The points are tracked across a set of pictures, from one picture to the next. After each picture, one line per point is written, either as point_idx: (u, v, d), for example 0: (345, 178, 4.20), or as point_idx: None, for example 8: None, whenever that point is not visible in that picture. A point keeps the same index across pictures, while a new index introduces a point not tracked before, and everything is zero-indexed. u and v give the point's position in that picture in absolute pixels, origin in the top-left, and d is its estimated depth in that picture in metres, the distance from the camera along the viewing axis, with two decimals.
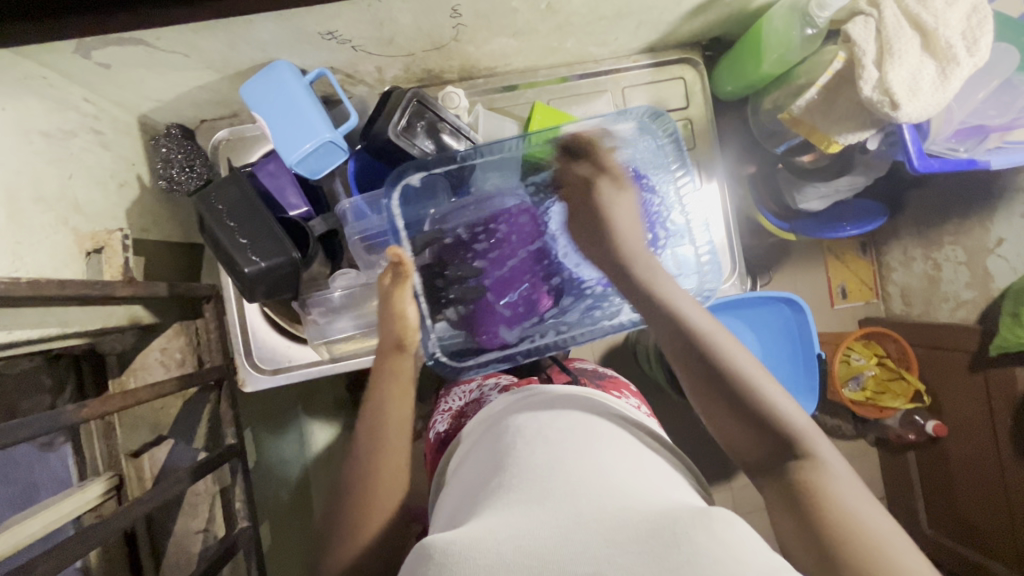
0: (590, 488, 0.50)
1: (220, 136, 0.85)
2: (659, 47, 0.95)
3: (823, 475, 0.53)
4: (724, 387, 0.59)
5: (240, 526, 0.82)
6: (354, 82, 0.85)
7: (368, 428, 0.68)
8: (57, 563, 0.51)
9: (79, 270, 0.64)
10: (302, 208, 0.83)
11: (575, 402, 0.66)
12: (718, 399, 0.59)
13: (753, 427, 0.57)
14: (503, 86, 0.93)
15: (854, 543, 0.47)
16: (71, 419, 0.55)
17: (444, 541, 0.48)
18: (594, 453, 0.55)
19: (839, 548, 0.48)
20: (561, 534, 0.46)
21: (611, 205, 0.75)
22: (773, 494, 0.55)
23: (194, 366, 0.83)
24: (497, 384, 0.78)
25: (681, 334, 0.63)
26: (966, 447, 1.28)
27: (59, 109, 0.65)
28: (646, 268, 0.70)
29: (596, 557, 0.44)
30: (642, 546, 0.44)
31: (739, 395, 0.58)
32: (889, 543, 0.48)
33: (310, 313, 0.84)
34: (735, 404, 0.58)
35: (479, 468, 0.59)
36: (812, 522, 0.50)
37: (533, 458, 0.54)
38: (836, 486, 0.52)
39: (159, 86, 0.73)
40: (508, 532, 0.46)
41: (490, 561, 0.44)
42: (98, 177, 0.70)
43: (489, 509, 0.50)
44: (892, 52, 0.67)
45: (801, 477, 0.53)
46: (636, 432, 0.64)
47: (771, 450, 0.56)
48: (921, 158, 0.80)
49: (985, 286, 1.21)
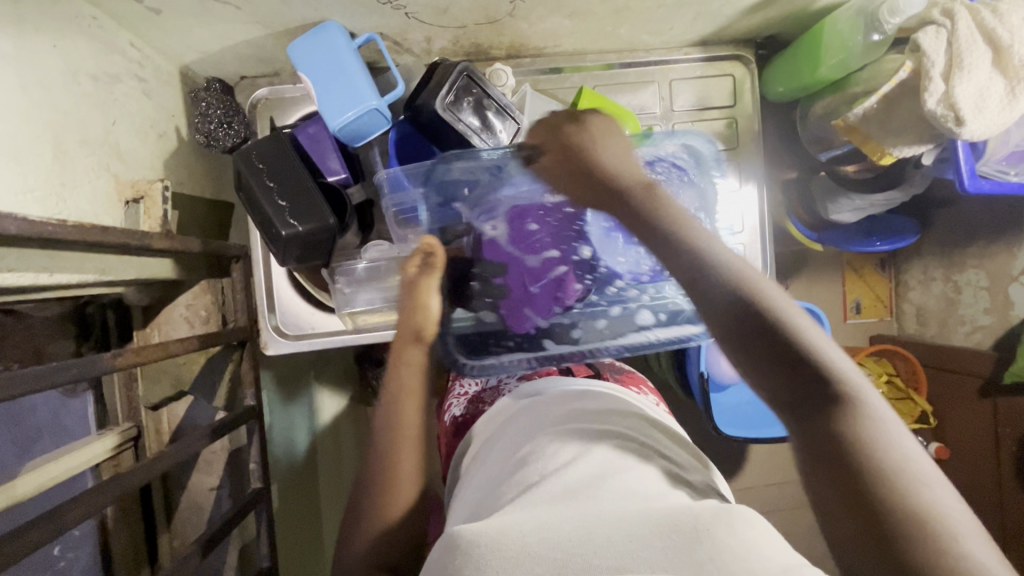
0: (615, 493, 0.49)
1: (260, 94, 0.83)
2: (710, 41, 0.92)
3: (870, 427, 0.45)
4: (766, 335, 0.49)
5: (252, 487, 0.82)
6: (400, 51, 0.83)
7: (386, 411, 0.68)
8: (84, 510, 0.50)
9: (118, 219, 0.63)
10: (341, 174, 0.80)
11: (601, 402, 0.66)
12: (734, 325, 0.51)
13: (782, 365, 0.49)
14: (549, 68, 0.92)
15: (905, 514, 0.40)
16: (107, 365, 0.54)
17: (471, 533, 0.47)
18: (619, 455, 0.55)
19: (891, 519, 0.40)
20: (584, 529, 0.45)
21: (597, 147, 0.64)
22: (812, 455, 0.46)
23: (220, 325, 0.82)
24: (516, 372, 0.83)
25: (711, 278, 0.53)
26: (968, 472, 1.28)
27: (107, 51, 0.63)
28: (646, 194, 0.60)
29: (622, 551, 0.42)
30: (669, 543, 0.42)
31: (763, 321, 0.50)
32: (939, 510, 0.40)
33: (337, 282, 0.81)
34: (761, 332, 0.50)
35: (502, 462, 0.60)
36: (855, 485, 0.43)
37: (561, 454, 0.55)
38: (881, 435, 0.44)
39: (207, 37, 0.72)
40: (533, 524, 0.46)
41: (516, 552, 0.44)
42: (139, 126, 0.69)
43: (513, 505, 0.50)
44: (962, 66, 0.66)
45: (841, 431, 0.45)
46: (662, 435, 0.63)
47: (805, 390, 0.47)
48: (972, 178, 0.78)
49: (1004, 313, 1.21)
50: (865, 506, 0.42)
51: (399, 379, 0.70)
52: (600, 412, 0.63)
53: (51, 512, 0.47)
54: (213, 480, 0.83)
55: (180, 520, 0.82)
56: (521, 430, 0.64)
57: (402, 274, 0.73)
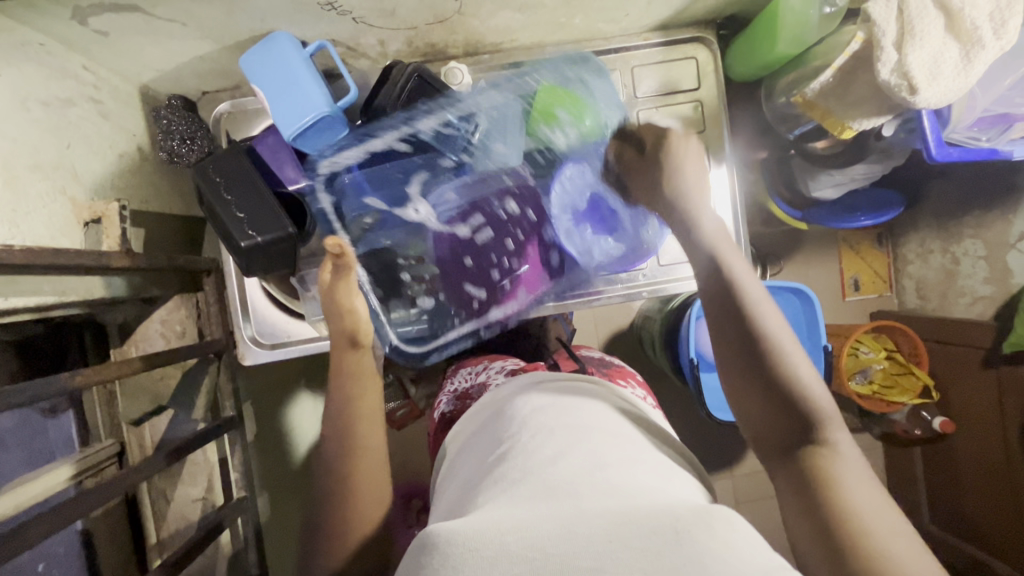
0: (594, 489, 0.49)
1: (221, 109, 0.84)
2: (672, 25, 0.91)
3: (839, 464, 0.54)
4: (769, 389, 0.59)
5: (236, 496, 0.84)
6: (356, 56, 0.83)
7: (337, 423, 0.68)
8: (48, 528, 0.51)
9: (76, 240, 0.65)
10: (301, 182, 0.80)
11: (586, 397, 0.66)
12: (738, 369, 0.61)
13: (774, 405, 0.59)
14: (509, 63, 0.90)
15: (859, 539, 0.48)
16: (67, 385, 0.55)
17: (449, 531, 0.47)
18: (600, 451, 0.55)
19: (846, 539, 0.49)
20: (564, 527, 0.45)
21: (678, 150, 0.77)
22: (790, 480, 0.55)
23: (195, 338, 0.83)
24: (503, 367, 0.80)
25: (750, 335, 0.61)
26: (973, 445, 1.26)
27: (58, 77, 0.65)
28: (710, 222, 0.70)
29: (599, 552, 0.43)
30: (650, 543, 0.43)
31: (764, 370, 0.60)
32: (891, 540, 0.48)
33: (309, 290, 0.81)
34: (758, 376, 0.60)
35: (482, 459, 0.60)
36: (820, 503, 0.52)
37: (541, 450, 0.55)
38: (846, 477, 0.53)
39: (160, 56, 0.72)
40: (511, 523, 0.46)
41: (494, 552, 0.44)
42: (97, 147, 0.70)
43: (492, 503, 0.50)
44: (914, 33, 0.64)
45: (817, 465, 0.55)
46: (641, 432, 0.63)
47: (787, 427, 0.58)
48: (940, 146, 0.77)
49: (1005, 282, 1.18)
50: (828, 531, 0.50)
51: (347, 394, 0.70)
52: (580, 405, 0.63)
53: (13, 532, 0.48)
54: (198, 490, 0.85)
55: (169, 531, 0.84)
56: (503, 421, 0.64)
57: (319, 279, 0.72)
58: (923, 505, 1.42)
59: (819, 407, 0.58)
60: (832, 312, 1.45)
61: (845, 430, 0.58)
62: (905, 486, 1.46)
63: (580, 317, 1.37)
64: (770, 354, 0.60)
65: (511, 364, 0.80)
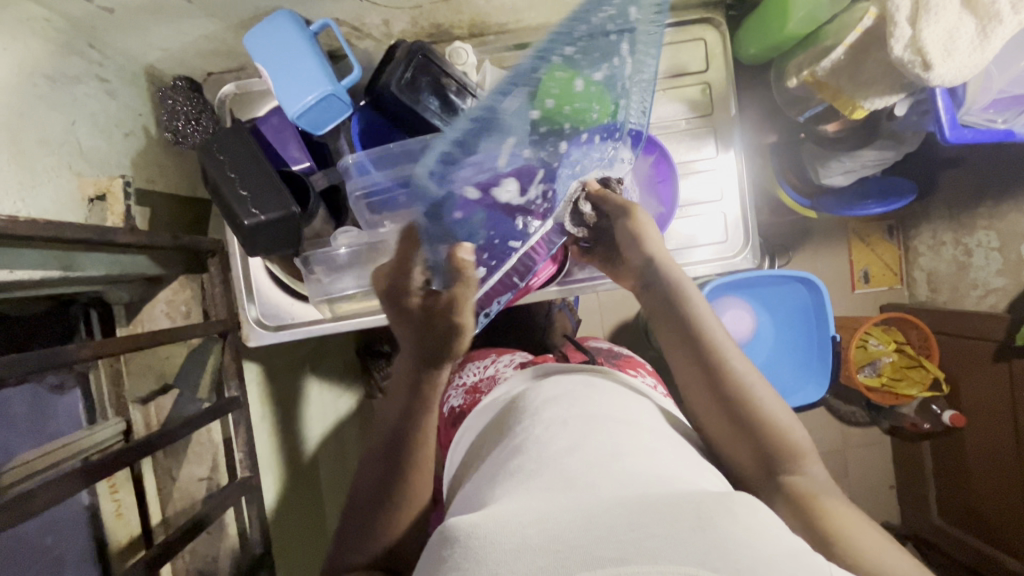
0: (613, 480, 0.49)
1: (226, 90, 0.83)
2: (679, 6, 0.90)
3: (812, 485, 0.64)
4: (739, 421, 0.66)
5: (241, 476, 0.84)
6: (360, 36, 0.82)
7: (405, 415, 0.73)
8: (50, 498, 0.52)
9: (81, 216, 0.64)
10: (304, 162, 0.82)
11: (600, 391, 0.66)
12: (712, 408, 0.68)
13: (747, 439, 0.66)
14: (515, 44, 0.88)
15: (850, 544, 0.57)
16: (70, 357, 0.56)
17: (468, 523, 0.47)
18: (615, 446, 0.54)
19: (840, 545, 0.57)
20: (585, 519, 0.44)
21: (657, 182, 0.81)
22: (777, 504, 0.63)
23: (200, 318, 0.84)
24: (511, 360, 0.87)
25: (715, 374, 0.69)
26: (984, 439, 1.24)
27: (63, 53, 0.64)
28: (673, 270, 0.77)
29: (623, 541, 0.41)
30: (673, 530, 0.42)
31: (736, 405, 0.67)
32: (878, 547, 0.57)
33: (314, 270, 0.80)
34: (729, 409, 0.67)
35: (496, 453, 0.60)
36: (812, 524, 0.59)
37: (558, 444, 0.55)
38: (819, 493, 0.63)
39: (165, 34, 0.72)
40: (532, 516, 0.45)
41: (514, 543, 0.43)
42: (102, 125, 0.70)
43: (510, 496, 0.49)
44: (928, 7, 0.63)
45: (797, 490, 0.63)
46: (655, 423, 0.63)
47: (762, 459, 0.65)
48: (954, 127, 0.76)
49: (1018, 274, 1.16)
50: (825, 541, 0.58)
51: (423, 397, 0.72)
52: (592, 397, 0.63)
53: (17, 499, 0.49)
54: (202, 470, 0.86)
55: (176, 510, 0.85)
56: (513, 416, 0.64)
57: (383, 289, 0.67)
58: (930, 499, 1.41)
59: (791, 434, 0.66)
60: (841, 304, 1.44)
61: (816, 457, 0.67)
62: (913, 480, 1.45)
63: (586, 307, 1.37)
64: (736, 389, 0.68)
65: (519, 357, 0.88)
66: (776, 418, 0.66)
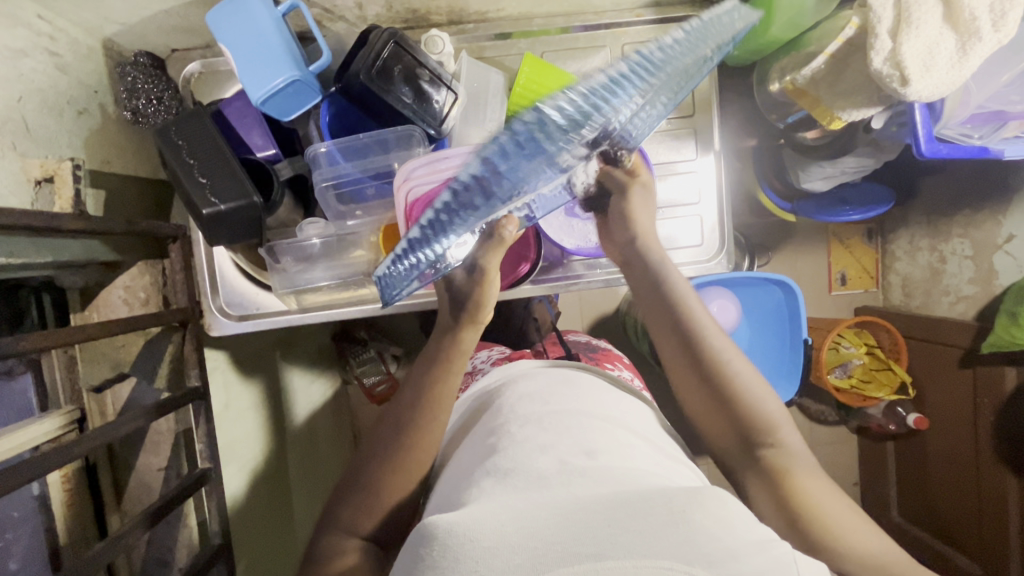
0: (587, 479, 0.49)
1: (192, 68, 0.80)
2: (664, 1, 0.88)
3: (788, 460, 0.63)
4: (713, 391, 0.66)
5: (201, 466, 0.83)
6: (332, 18, 0.79)
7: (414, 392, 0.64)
8: None
9: (26, 199, 0.61)
10: (268, 150, 0.79)
11: (577, 386, 0.65)
12: (691, 378, 0.67)
13: (720, 413, 0.66)
14: (495, 34, 0.86)
15: (824, 532, 0.58)
16: (9, 350, 0.53)
17: (446, 521, 0.45)
18: (588, 444, 0.53)
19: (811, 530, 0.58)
20: (562, 517, 0.43)
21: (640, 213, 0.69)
22: (752, 481, 0.64)
23: (160, 306, 0.82)
24: (489, 356, 0.86)
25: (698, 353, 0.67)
26: (945, 444, 1.27)
27: (10, 24, 0.61)
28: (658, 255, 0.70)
29: (599, 535, 0.41)
30: (646, 523, 0.42)
31: (714, 380, 0.66)
32: (852, 537, 0.58)
33: (281, 261, 0.76)
34: (707, 385, 0.66)
35: (473, 448, 0.59)
36: (779, 496, 0.61)
37: (532, 440, 0.54)
38: (797, 470, 0.62)
39: (123, 8, 0.68)
40: (511, 514, 0.44)
41: (494, 542, 0.42)
42: (52, 102, 0.67)
43: (485, 496, 0.48)
44: (910, 21, 0.62)
45: (773, 466, 0.63)
46: (637, 420, 0.63)
47: (741, 438, 0.65)
48: (930, 142, 0.74)
49: (988, 282, 1.18)
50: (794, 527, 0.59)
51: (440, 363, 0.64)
52: (568, 392, 0.63)
53: None
54: (161, 460, 0.85)
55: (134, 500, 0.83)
56: (488, 414, 0.63)
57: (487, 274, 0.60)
58: (891, 499, 1.44)
59: (771, 411, 0.66)
60: (817, 306, 1.45)
61: (792, 427, 0.66)
62: (876, 480, 1.48)
63: (566, 302, 1.36)
64: (713, 357, 0.66)
65: (498, 350, 0.88)
66: (750, 391, 0.66)
